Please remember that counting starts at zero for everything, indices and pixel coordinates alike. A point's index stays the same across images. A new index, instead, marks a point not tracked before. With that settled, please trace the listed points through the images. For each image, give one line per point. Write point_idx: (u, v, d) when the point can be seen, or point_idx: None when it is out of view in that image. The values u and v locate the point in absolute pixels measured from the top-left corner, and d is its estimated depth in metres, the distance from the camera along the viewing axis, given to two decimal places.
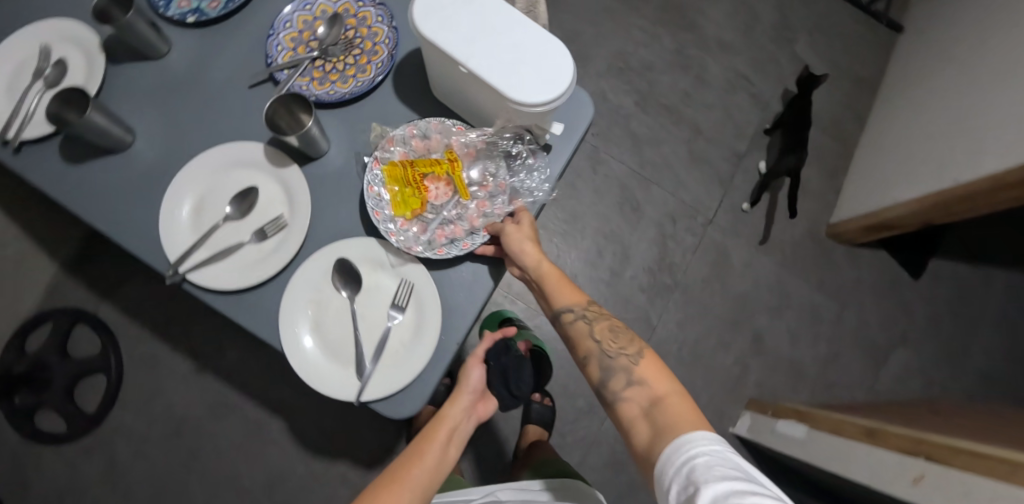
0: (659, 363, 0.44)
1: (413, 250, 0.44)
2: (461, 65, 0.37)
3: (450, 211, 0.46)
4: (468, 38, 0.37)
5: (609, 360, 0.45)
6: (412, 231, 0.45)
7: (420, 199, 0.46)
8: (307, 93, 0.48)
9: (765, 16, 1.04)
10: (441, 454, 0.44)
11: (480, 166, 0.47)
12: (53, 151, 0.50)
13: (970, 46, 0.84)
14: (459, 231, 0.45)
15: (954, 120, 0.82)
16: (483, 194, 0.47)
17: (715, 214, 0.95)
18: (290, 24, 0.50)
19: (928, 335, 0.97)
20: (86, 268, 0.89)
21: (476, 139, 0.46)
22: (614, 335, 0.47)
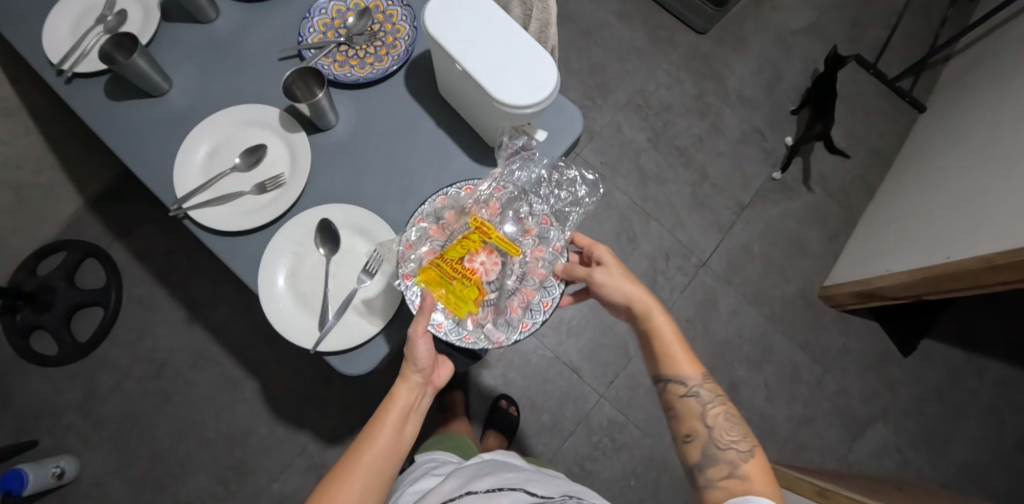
0: (768, 470, 0.42)
1: (502, 339, 0.45)
2: (457, 63, 0.43)
3: (509, 281, 0.46)
4: (466, 41, 0.43)
5: (716, 450, 0.44)
6: (487, 322, 0.45)
7: (472, 286, 0.45)
8: (327, 71, 0.53)
9: (789, 77, 1.07)
10: (396, 433, 0.45)
11: (510, 218, 0.48)
12: (98, 87, 0.56)
13: (983, 134, 0.86)
14: (531, 294, 0.46)
15: (954, 202, 0.83)
16: (532, 239, 0.48)
17: (708, 258, 0.97)
18: (325, 11, 0.56)
19: (908, 415, 0.97)
20: (108, 208, 0.95)
21: (488, 193, 0.48)
22: (729, 426, 0.45)
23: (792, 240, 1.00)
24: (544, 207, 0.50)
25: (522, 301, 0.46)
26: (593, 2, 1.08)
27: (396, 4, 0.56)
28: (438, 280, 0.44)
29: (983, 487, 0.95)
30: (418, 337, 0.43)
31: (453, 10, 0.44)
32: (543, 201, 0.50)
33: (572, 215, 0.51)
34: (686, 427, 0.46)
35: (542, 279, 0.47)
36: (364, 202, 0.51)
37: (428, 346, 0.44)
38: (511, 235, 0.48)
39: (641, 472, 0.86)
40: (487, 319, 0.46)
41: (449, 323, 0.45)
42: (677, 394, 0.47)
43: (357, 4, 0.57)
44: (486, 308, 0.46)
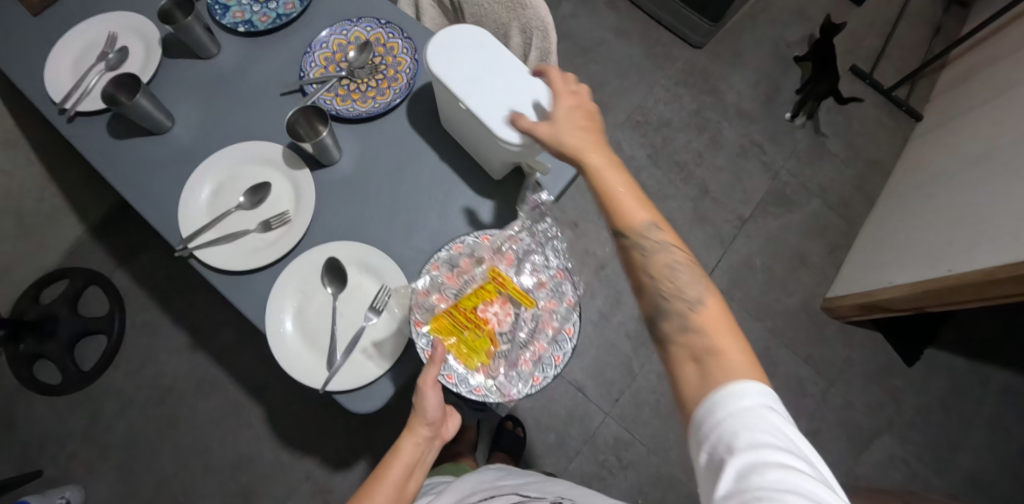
0: (725, 314, 0.36)
1: (511, 394, 0.44)
2: (460, 101, 0.43)
3: (521, 332, 0.46)
4: (469, 80, 0.43)
5: (664, 304, 0.37)
6: (498, 374, 0.45)
7: (484, 336, 0.45)
8: (329, 107, 0.54)
9: (786, 90, 1.08)
10: (398, 489, 0.45)
11: (525, 269, 0.48)
12: (100, 126, 0.56)
13: (981, 145, 0.87)
14: (543, 349, 0.46)
15: (956, 213, 0.84)
16: (545, 293, 0.47)
17: (710, 273, 0.97)
18: (326, 45, 0.56)
19: (913, 426, 0.97)
20: (110, 235, 0.95)
21: (505, 244, 0.48)
22: (676, 274, 0.38)
23: (794, 253, 1.00)
24: (559, 259, 0.49)
25: (533, 354, 0.45)
26: (590, 19, 1.08)
27: (397, 37, 0.56)
28: (449, 329, 0.45)
29: (991, 499, 0.94)
30: (427, 388, 0.43)
31: (456, 49, 0.44)
32: (559, 253, 0.49)
33: None
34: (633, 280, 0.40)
35: (555, 333, 0.46)
36: (369, 238, 0.51)
37: (439, 396, 0.44)
38: (526, 287, 0.48)
39: (648, 490, 0.85)
40: (498, 371, 0.45)
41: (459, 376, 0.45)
42: (626, 245, 0.40)
43: (358, 37, 0.57)
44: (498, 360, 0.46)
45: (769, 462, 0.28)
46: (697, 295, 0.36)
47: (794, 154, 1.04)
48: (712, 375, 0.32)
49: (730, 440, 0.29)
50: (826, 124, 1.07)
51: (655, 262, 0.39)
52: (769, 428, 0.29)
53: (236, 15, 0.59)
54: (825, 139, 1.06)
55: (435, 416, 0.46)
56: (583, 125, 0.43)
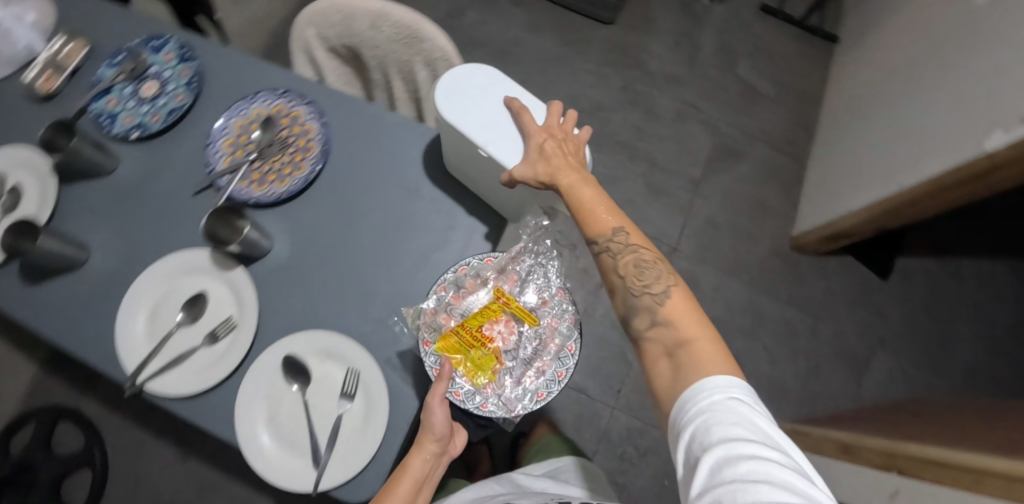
0: (688, 301, 0.41)
1: (516, 408, 0.45)
2: (480, 148, 0.45)
3: (526, 349, 0.47)
4: (481, 123, 0.45)
5: (635, 300, 0.43)
6: (503, 389, 0.45)
7: (490, 354, 0.45)
8: (247, 196, 0.51)
9: (706, 45, 1.08)
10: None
11: (533, 286, 0.48)
12: (10, 275, 0.52)
13: (905, 55, 0.88)
14: (547, 363, 0.46)
15: (893, 129, 0.85)
16: (549, 310, 0.48)
17: (678, 242, 0.97)
18: (227, 131, 0.53)
19: (904, 336, 1.00)
20: (67, 366, 0.90)
21: (509, 262, 0.48)
22: (640, 271, 0.44)
23: (753, 202, 1.01)
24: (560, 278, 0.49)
25: (536, 374, 0.46)
26: (500, 21, 1.07)
27: (298, 104, 0.54)
28: (455, 348, 0.45)
29: (989, 387, 0.98)
30: (435, 404, 0.43)
31: (463, 92, 0.45)
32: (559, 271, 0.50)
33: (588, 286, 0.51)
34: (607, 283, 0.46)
35: (557, 350, 0.47)
36: (324, 321, 0.49)
37: (446, 412, 0.44)
38: (530, 304, 0.48)
39: (672, 470, 0.86)
40: (504, 387, 0.46)
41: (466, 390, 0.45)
42: (601, 251, 0.45)
43: (258, 113, 0.54)
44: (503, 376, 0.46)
45: (741, 455, 0.30)
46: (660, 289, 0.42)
47: (729, 106, 1.05)
48: (682, 363, 0.38)
49: (701, 434, 0.32)
50: (752, 68, 1.08)
51: (626, 263, 0.44)
52: (737, 414, 0.32)
53: (126, 122, 0.55)
54: (755, 83, 1.07)
55: (443, 432, 0.45)
56: (550, 138, 0.46)
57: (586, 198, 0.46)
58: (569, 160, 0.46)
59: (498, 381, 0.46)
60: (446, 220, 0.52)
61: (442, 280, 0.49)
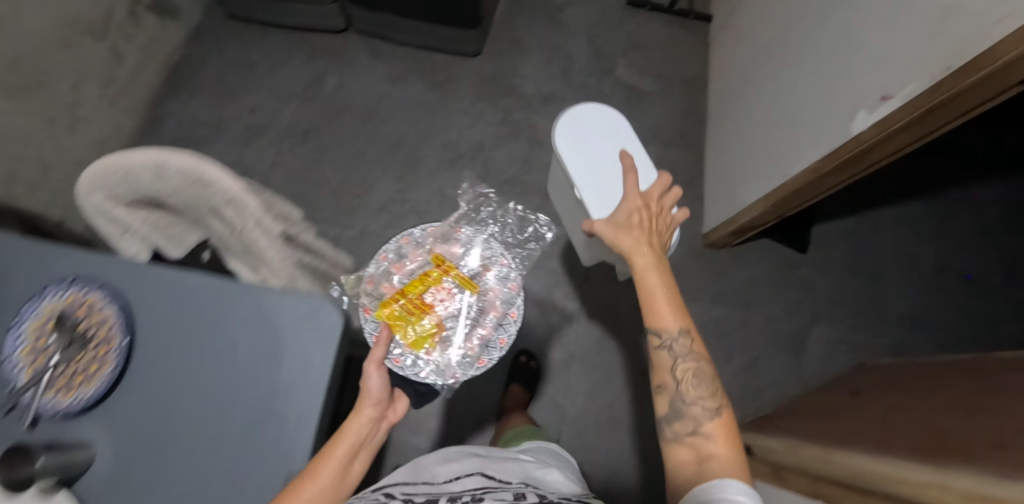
0: (726, 424, 0.56)
1: (456, 371, 0.67)
2: (579, 191, 0.80)
3: (467, 313, 0.68)
4: (586, 182, 0.81)
5: (682, 403, 0.57)
6: (439, 354, 0.67)
7: (431, 327, 0.67)
8: (54, 408, 0.46)
9: (578, 55, 1.05)
10: (347, 468, 0.48)
11: (478, 256, 0.72)
12: None
13: (769, 39, 0.86)
14: (487, 327, 0.68)
15: (772, 113, 0.83)
16: (487, 280, 0.71)
17: (589, 270, 0.95)
18: (19, 340, 0.48)
19: (834, 305, 0.99)
20: None
21: (450, 243, 0.72)
22: (696, 382, 0.58)
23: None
24: (496, 251, 0.73)
25: (478, 335, 0.68)
26: (361, 79, 1.01)
27: (90, 290, 0.49)
28: (397, 317, 0.66)
29: (918, 334, 0.99)
30: (373, 370, 0.52)
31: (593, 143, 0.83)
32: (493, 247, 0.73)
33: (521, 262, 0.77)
34: (660, 378, 0.59)
35: (498, 316, 0.69)
36: None
37: (379, 380, 0.54)
38: (472, 274, 0.71)
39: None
40: (443, 352, 0.67)
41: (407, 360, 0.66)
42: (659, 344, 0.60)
43: (50, 309, 0.49)
44: (442, 341, 0.67)
45: None
46: (710, 405, 0.56)
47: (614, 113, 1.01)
48: (705, 471, 0.52)
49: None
50: (629, 68, 1.05)
51: (686, 367, 0.58)
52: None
53: None
54: (635, 83, 1.04)
55: (380, 396, 0.53)
56: (642, 214, 0.69)
57: (649, 286, 0.60)
58: (650, 239, 0.67)
59: (439, 346, 0.67)
60: (268, 359, 0.48)
61: (388, 252, 0.69)
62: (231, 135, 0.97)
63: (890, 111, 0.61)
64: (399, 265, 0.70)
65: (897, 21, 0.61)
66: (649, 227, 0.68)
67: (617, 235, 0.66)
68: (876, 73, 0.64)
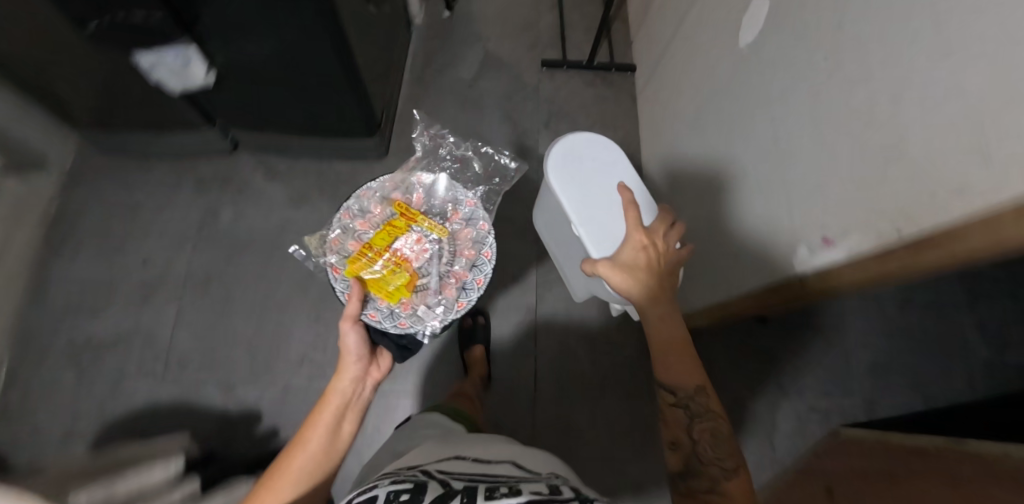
0: (747, 488, 0.56)
1: (437, 317, 0.72)
2: (576, 228, 0.79)
3: (440, 253, 0.74)
4: (579, 219, 0.79)
5: (699, 463, 0.58)
6: (416, 307, 0.72)
7: (407, 274, 0.72)
8: None
9: (495, 135, 0.95)
10: (337, 421, 0.60)
11: (450, 203, 0.78)
12: None
13: (693, 118, 0.81)
14: (463, 272, 0.74)
15: (711, 205, 0.77)
16: (456, 221, 0.77)
17: (537, 380, 0.89)
18: None
19: (795, 368, 0.96)
20: None
21: (413, 195, 0.78)
22: (715, 441, 0.59)
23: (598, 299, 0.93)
24: (467, 195, 0.79)
25: (455, 282, 0.73)
26: (258, 206, 0.90)
27: None
28: (365, 267, 0.71)
29: (892, 384, 0.94)
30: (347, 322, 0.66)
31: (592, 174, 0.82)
32: (464, 197, 0.79)
33: (485, 220, 0.77)
34: (671, 435, 0.62)
35: (471, 258, 0.74)
36: None
37: (355, 336, 0.67)
38: (441, 222, 0.77)
39: None
40: (416, 303, 0.72)
41: (384, 313, 0.70)
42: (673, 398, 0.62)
43: None
44: (419, 291, 0.73)
45: None
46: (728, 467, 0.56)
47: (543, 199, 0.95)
48: None
49: None
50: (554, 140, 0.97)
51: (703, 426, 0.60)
52: None
53: None
54: None
55: (360, 354, 0.67)
56: (650, 253, 0.68)
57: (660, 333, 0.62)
58: (662, 278, 0.68)
59: (413, 301, 0.72)
60: None
61: (351, 209, 0.74)
62: (123, 302, 0.86)
63: (833, 260, 0.51)
64: (359, 221, 0.75)
65: (833, 148, 0.52)
66: (662, 269, 0.68)
67: (617, 274, 0.67)
68: (814, 203, 0.54)
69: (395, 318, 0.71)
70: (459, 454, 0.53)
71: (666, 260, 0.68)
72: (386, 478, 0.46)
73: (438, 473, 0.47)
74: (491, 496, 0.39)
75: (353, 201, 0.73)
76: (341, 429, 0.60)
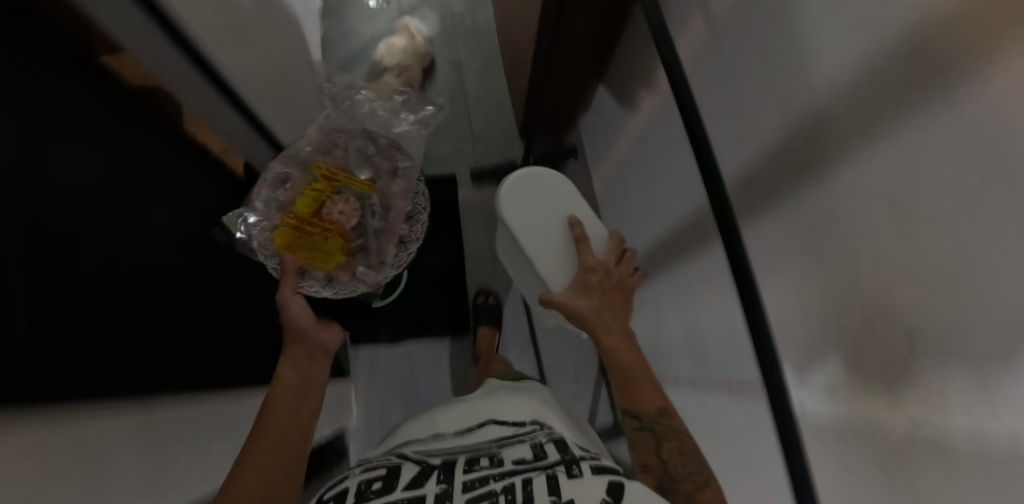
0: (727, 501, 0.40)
1: (377, 275, 1.04)
2: (534, 264, 0.60)
3: (366, 213, 0.99)
4: (536, 249, 0.60)
5: (670, 482, 0.42)
6: (352, 274, 1.00)
7: (336, 236, 0.94)
8: None
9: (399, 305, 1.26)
10: (298, 396, 0.82)
11: (370, 156, 1.02)
12: None
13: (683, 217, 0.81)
14: (405, 227, 1.06)
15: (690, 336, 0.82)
16: (385, 171, 1.03)
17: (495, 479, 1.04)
18: None
19: None
20: None
21: (330, 150, 0.98)
22: (684, 454, 0.44)
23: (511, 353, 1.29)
24: (388, 144, 1.06)
25: (394, 239, 1.04)
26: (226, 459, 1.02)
27: None
28: (293, 238, 0.92)
29: None
30: (287, 298, 0.88)
31: (542, 183, 0.62)
32: (386, 148, 1.05)
33: (408, 167, 1.07)
34: (642, 458, 0.46)
35: (405, 219, 1.05)
36: None
37: (298, 309, 0.89)
38: (365, 177, 0.99)
39: None
40: (356, 266, 1.00)
41: (320, 283, 0.96)
42: (642, 428, 0.46)
43: None
44: (353, 249, 0.98)
45: None
46: (702, 475, 0.42)
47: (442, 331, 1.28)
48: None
49: None
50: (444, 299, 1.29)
51: (670, 446, 0.44)
52: None
53: None
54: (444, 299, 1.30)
55: (308, 330, 0.91)
56: (603, 283, 0.55)
57: (623, 359, 0.49)
58: (620, 296, 0.55)
59: (352, 262, 0.99)
60: None
61: (267, 176, 0.94)
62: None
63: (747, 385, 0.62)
64: (274, 186, 0.95)
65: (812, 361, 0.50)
66: (618, 297, 0.55)
67: (571, 300, 0.55)
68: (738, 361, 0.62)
69: (319, 278, 0.96)
70: (438, 430, 0.66)
71: (614, 285, 0.56)
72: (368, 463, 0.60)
73: (413, 452, 0.60)
74: (471, 468, 0.53)
75: (268, 170, 0.94)
76: (301, 406, 0.81)
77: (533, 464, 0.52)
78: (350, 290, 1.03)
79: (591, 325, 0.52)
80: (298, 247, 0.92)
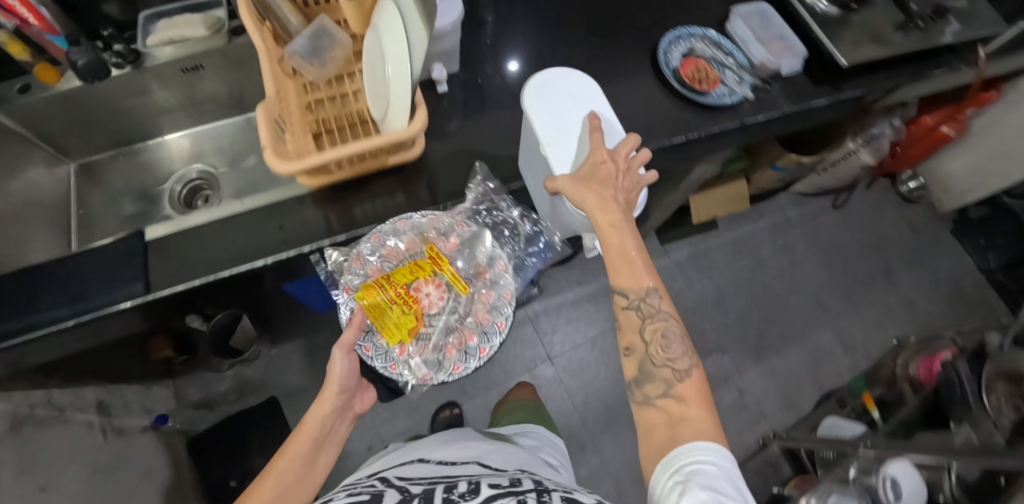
0: (701, 389, 0.47)
1: (427, 375, 0.80)
2: (540, 143, 0.69)
3: (447, 307, 0.83)
4: (549, 133, 0.70)
5: (652, 366, 0.48)
6: (409, 356, 0.80)
7: (415, 310, 0.81)
8: None
9: None
10: (316, 456, 0.68)
11: (488, 258, 0.86)
12: None
13: None
14: (478, 341, 0.83)
15: None
16: (483, 278, 0.86)
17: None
18: None
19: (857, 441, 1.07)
20: None
21: (451, 231, 0.83)
22: (665, 342, 0.49)
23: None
24: (503, 256, 0.87)
25: (457, 346, 0.83)
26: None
27: None
28: (378, 296, 0.79)
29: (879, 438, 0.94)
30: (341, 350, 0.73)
31: (561, 90, 0.74)
32: (501, 254, 0.87)
33: (507, 287, 0.86)
34: (628, 341, 0.51)
35: (484, 324, 0.84)
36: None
37: (342, 361, 0.72)
38: (465, 271, 0.86)
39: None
40: (416, 350, 0.81)
41: (377, 350, 0.79)
42: (624, 308, 0.51)
43: None
44: (422, 332, 0.82)
45: None
46: (680, 363, 0.48)
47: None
48: (678, 433, 0.43)
49: None
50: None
51: (655, 330, 0.50)
52: None
53: None
54: None
55: (346, 386, 0.72)
56: (609, 171, 0.54)
57: (613, 240, 0.51)
58: (621, 199, 0.54)
59: (412, 346, 0.81)
60: None
61: (378, 229, 0.79)
62: None
63: None
64: (380, 240, 0.79)
65: None
66: (619, 187, 0.54)
67: (577, 191, 0.54)
68: None
69: (369, 342, 0.79)
70: (425, 457, 0.62)
71: (618, 183, 0.54)
72: (351, 488, 0.53)
73: (397, 478, 0.55)
74: (449, 497, 0.48)
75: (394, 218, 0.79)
76: (307, 467, 0.67)
77: (503, 492, 0.48)
78: (396, 374, 0.80)
79: (591, 213, 0.52)
80: (370, 307, 0.79)
